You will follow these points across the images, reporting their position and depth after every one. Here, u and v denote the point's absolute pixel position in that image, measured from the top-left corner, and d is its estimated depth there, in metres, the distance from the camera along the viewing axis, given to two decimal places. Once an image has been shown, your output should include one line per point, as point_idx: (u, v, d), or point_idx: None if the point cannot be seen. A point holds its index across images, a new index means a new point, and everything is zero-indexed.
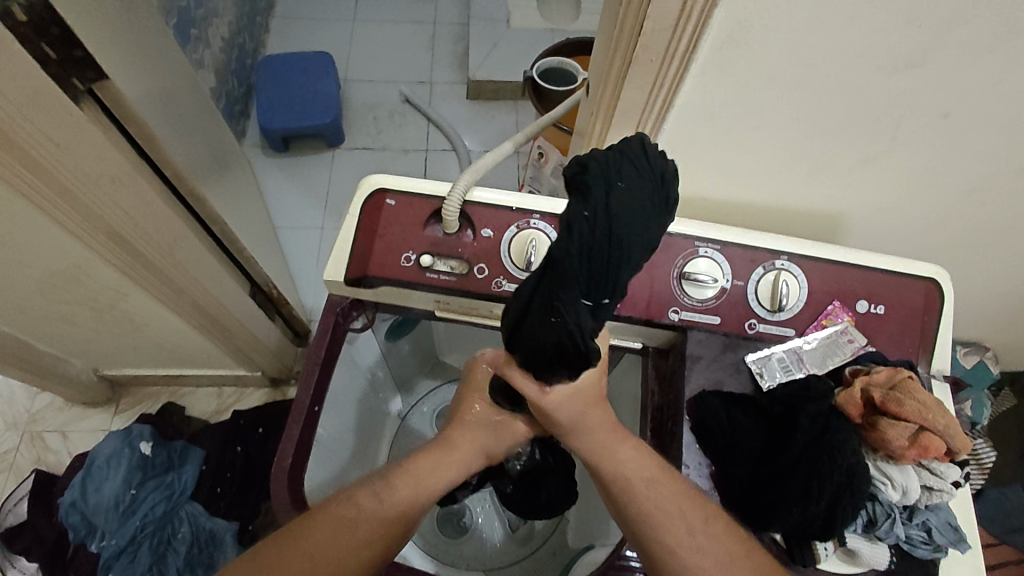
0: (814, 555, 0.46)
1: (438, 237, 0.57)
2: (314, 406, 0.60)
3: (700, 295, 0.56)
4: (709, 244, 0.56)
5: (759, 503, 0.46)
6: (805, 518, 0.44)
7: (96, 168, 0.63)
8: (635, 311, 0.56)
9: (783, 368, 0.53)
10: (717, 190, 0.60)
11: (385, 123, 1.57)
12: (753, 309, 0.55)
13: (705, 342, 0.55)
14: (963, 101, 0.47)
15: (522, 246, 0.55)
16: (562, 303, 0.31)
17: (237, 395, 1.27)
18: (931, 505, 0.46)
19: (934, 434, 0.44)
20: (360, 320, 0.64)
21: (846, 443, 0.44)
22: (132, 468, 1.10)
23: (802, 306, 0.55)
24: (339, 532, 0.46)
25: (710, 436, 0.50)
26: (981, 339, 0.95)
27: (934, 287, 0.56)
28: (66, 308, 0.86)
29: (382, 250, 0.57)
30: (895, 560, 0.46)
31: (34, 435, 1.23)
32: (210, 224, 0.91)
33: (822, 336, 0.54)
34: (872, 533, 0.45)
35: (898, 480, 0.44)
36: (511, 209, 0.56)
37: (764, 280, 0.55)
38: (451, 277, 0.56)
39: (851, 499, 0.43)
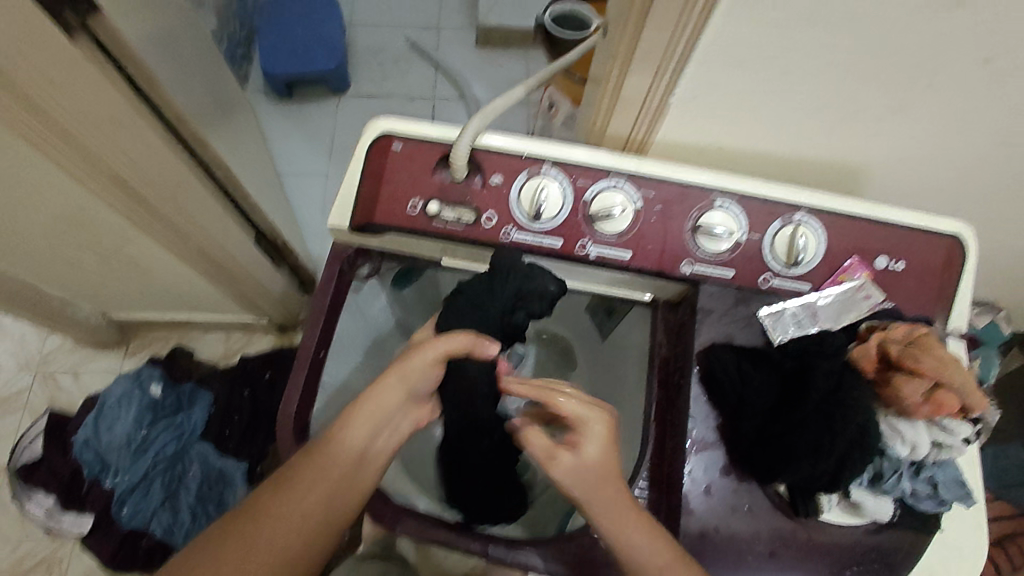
0: (817, 506, 0.47)
1: (446, 184, 0.55)
2: (320, 353, 0.61)
3: (714, 249, 0.54)
4: (726, 195, 0.54)
5: (768, 459, 0.46)
6: (813, 473, 0.44)
7: (94, 107, 0.60)
8: (647, 264, 0.54)
9: (795, 323, 0.52)
10: (738, 141, 0.57)
11: (391, 68, 1.51)
12: (768, 263, 0.54)
13: (718, 295, 0.54)
14: (1008, 47, 0.44)
15: (532, 194, 0.54)
16: (731, 367, 0.49)
17: (244, 339, 1.28)
18: (938, 462, 0.46)
19: (951, 391, 0.43)
20: (366, 268, 0.63)
21: (859, 401, 0.44)
22: (142, 409, 1.13)
23: (820, 261, 0.54)
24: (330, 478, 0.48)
25: (721, 388, 0.50)
26: (995, 301, 0.93)
27: (957, 243, 0.54)
28: (71, 252, 0.86)
29: (388, 197, 0.55)
30: (898, 513, 0.48)
31: (46, 376, 1.25)
32: (214, 168, 0.89)
33: (838, 291, 0.53)
34: (877, 488, 0.46)
35: (909, 435, 0.44)
36: (523, 156, 0.55)
37: (781, 233, 0.54)
38: (459, 225, 0.55)
39: (862, 454, 0.43)
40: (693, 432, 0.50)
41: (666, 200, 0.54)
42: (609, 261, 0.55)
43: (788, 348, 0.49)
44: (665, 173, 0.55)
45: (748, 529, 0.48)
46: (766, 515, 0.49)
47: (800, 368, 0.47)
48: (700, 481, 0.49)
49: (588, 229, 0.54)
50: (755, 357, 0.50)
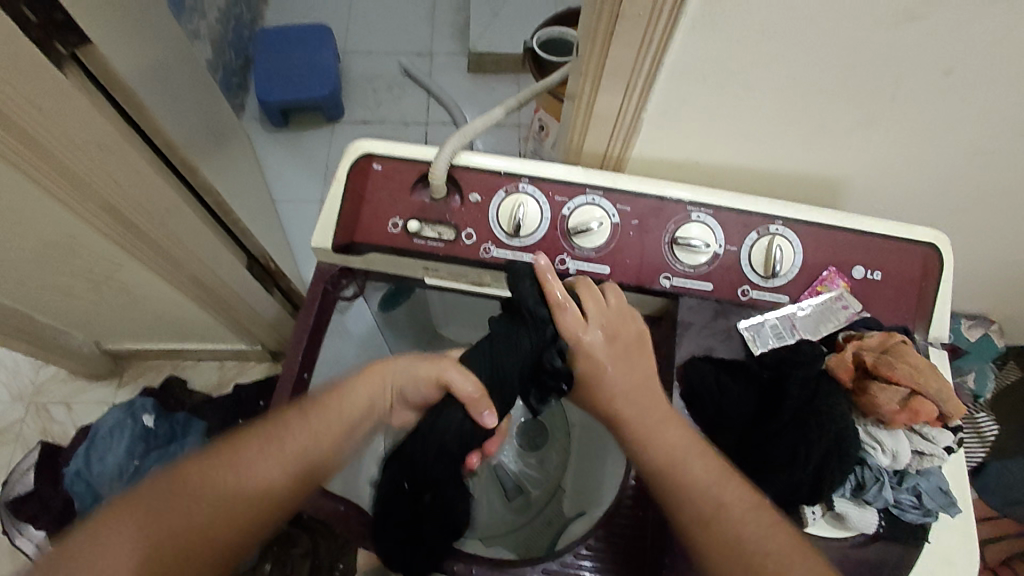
0: (801, 518, 0.46)
1: (426, 203, 0.56)
2: (304, 373, 0.61)
3: (691, 262, 0.54)
4: (701, 209, 0.55)
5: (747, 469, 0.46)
6: (792, 483, 0.44)
7: (82, 134, 0.61)
8: (625, 278, 0.55)
9: (775, 335, 0.52)
10: (713, 155, 0.58)
11: (385, 96, 1.54)
12: (746, 274, 0.54)
13: (697, 308, 0.54)
14: (966, 56, 0.45)
15: (510, 210, 0.55)
16: (705, 379, 0.49)
17: (239, 368, 1.29)
18: (921, 470, 0.45)
19: (926, 398, 0.43)
20: (351, 288, 0.64)
21: (833, 409, 0.43)
22: (135, 438, 1.12)
23: (797, 272, 0.54)
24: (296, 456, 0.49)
25: (699, 400, 0.49)
26: (986, 312, 0.93)
27: (934, 252, 0.55)
28: (62, 280, 0.87)
29: (368, 217, 0.56)
30: (883, 524, 0.46)
31: (39, 407, 1.24)
32: (205, 195, 0.91)
33: (816, 302, 0.53)
34: (860, 498, 0.45)
35: (888, 445, 0.44)
36: (500, 174, 0.56)
37: (757, 245, 0.54)
38: (438, 243, 0.55)
39: (840, 464, 0.43)
40: None
41: (642, 214, 0.55)
42: (588, 276, 0.55)
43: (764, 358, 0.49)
44: (641, 188, 0.55)
45: None
46: None
47: (772, 375, 0.48)
48: None
49: (566, 245, 0.55)
50: (731, 368, 0.50)
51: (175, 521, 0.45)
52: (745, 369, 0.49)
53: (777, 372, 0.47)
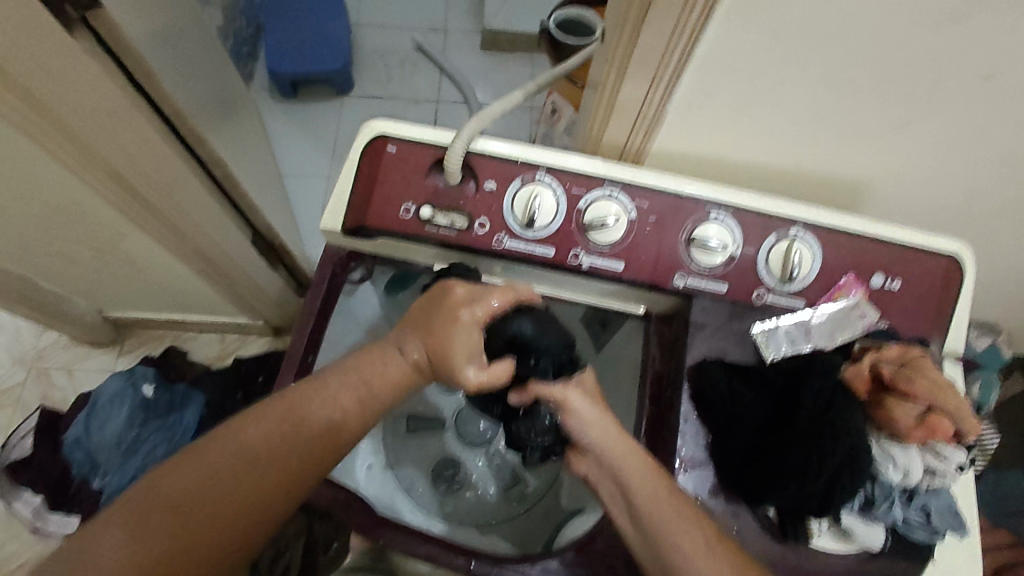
0: (806, 530, 0.46)
1: (439, 188, 0.54)
2: (308, 356, 0.61)
3: (708, 262, 0.53)
4: (722, 208, 0.54)
5: (755, 478, 0.46)
6: (802, 495, 0.44)
7: (89, 100, 0.60)
8: (640, 275, 0.54)
9: (789, 342, 0.51)
10: (735, 152, 0.57)
11: (397, 72, 1.52)
12: (762, 277, 0.53)
13: (711, 309, 0.53)
14: (1007, 63, 0.43)
15: (526, 201, 0.53)
16: (719, 386, 0.49)
17: (240, 341, 1.28)
18: (931, 489, 0.45)
19: (944, 415, 0.42)
20: (358, 272, 0.63)
21: (849, 422, 0.43)
22: (136, 408, 1.13)
23: (815, 277, 0.53)
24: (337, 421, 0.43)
25: (710, 406, 0.49)
26: (996, 321, 0.92)
27: (956, 263, 0.54)
28: (66, 246, 0.86)
29: (380, 200, 0.55)
30: (889, 543, 0.46)
31: (39, 372, 1.24)
32: (212, 165, 0.89)
33: (833, 309, 0.52)
34: (868, 513, 0.45)
35: (901, 461, 0.43)
36: (517, 162, 0.54)
37: (776, 248, 0.53)
38: (451, 231, 0.54)
39: (851, 477, 0.42)
40: (682, 451, 0.49)
41: (661, 210, 0.54)
42: (602, 271, 0.54)
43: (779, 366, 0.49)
44: (661, 184, 0.54)
45: None
46: (753, 538, 0.47)
47: (787, 385, 0.47)
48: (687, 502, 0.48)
49: (580, 238, 0.54)
50: (744, 375, 0.49)
51: (196, 488, 0.39)
52: (762, 378, 0.49)
53: (794, 381, 0.47)
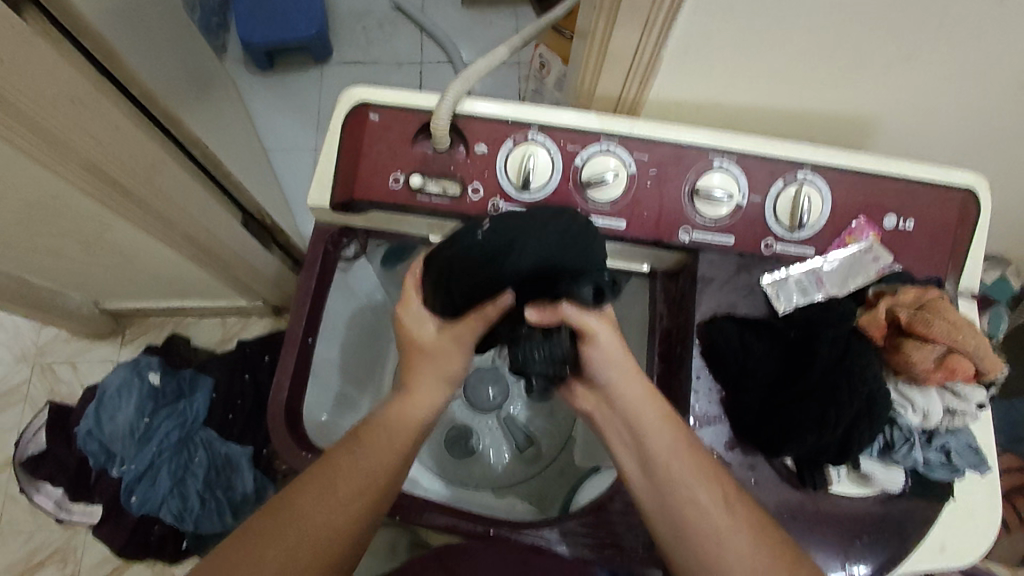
0: (826, 478, 0.45)
1: (428, 155, 0.52)
2: (308, 337, 0.59)
3: (712, 213, 0.51)
4: (724, 155, 0.51)
5: (770, 430, 0.45)
6: (819, 445, 0.43)
7: (51, 88, 0.57)
8: (643, 232, 0.52)
9: (800, 291, 0.50)
10: (735, 96, 0.54)
11: (376, 34, 1.45)
12: (770, 226, 0.51)
13: (717, 263, 0.51)
14: None
15: (520, 162, 0.51)
16: (731, 339, 0.47)
17: (241, 324, 1.26)
18: (951, 429, 0.44)
19: (963, 355, 0.41)
20: (351, 247, 0.61)
21: (866, 370, 0.42)
22: (144, 398, 1.12)
23: (825, 222, 0.51)
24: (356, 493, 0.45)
25: (722, 361, 0.48)
26: (1005, 252, 0.90)
27: (971, 197, 0.52)
28: (51, 241, 0.83)
29: (366, 171, 0.52)
30: (909, 482, 0.46)
31: (44, 368, 1.24)
32: (190, 147, 0.86)
33: (844, 255, 0.50)
34: (888, 458, 0.44)
35: (919, 404, 0.42)
36: (507, 122, 0.52)
37: (784, 194, 0.51)
38: (444, 199, 0.52)
39: (869, 424, 0.41)
40: (696, 406, 0.49)
41: (660, 162, 0.51)
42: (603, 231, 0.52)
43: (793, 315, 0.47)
44: (660, 134, 0.51)
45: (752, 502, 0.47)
46: (773, 487, 0.47)
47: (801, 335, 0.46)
48: None
49: (579, 198, 0.51)
50: (756, 328, 0.48)
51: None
52: (776, 329, 0.47)
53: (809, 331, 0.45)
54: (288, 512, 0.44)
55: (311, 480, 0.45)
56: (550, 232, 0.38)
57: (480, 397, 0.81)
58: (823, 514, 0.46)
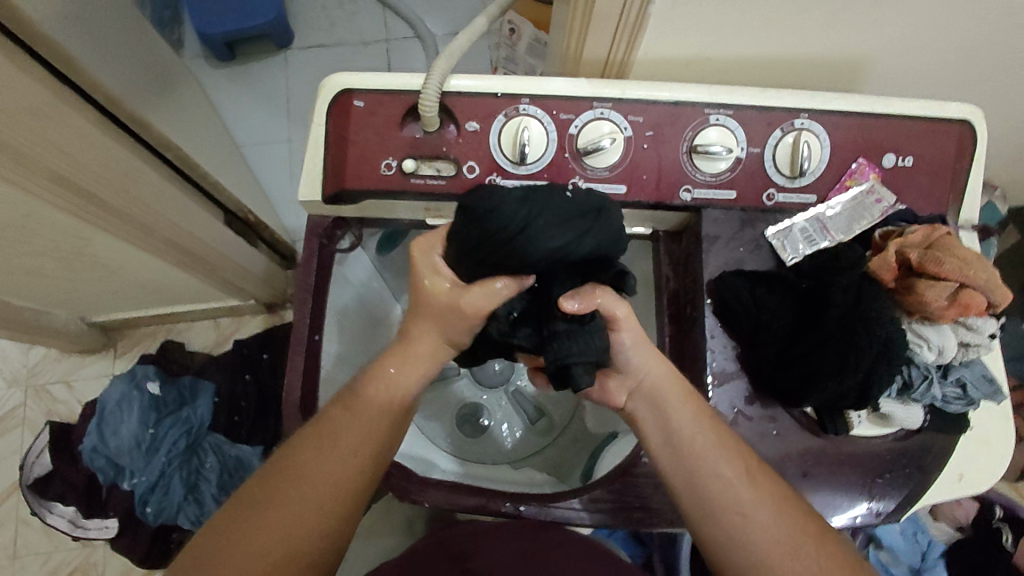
0: (846, 423, 0.46)
1: (418, 137, 0.50)
2: (315, 335, 0.58)
3: (713, 170, 0.50)
4: (720, 109, 0.50)
5: (790, 381, 0.45)
6: (840, 391, 0.43)
7: (12, 102, 0.54)
8: (645, 195, 0.51)
9: (805, 238, 0.50)
10: (725, 49, 0.53)
11: (337, 13, 1.40)
12: (771, 176, 0.51)
13: (722, 220, 0.51)
14: None
15: (513, 135, 0.50)
16: (743, 293, 0.47)
17: (235, 324, 1.25)
18: (964, 362, 0.45)
19: (975, 290, 0.42)
20: (347, 238, 0.59)
21: (882, 313, 0.42)
22: (145, 409, 1.10)
23: (825, 168, 0.51)
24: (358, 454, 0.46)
25: (735, 317, 0.48)
26: (990, 180, 0.91)
27: (967, 129, 0.51)
28: (29, 261, 0.81)
29: (356, 160, 0.50)
30: (928, 418, 0.47)
31: (38, 389, 1.21)
32: (162, 150, 0.83)
33: (846, 198, 0.50)
34: (907, 397, 0.45)
35: (934, 341, 0.43)
36: (495, 96, 0.50)
37: (782, 143, 0.50)
38: (439, 181, 0.51)
39: (888, 366, 0.42)
40: (714, 364, 0.49)
41: (656, 123, 0.50)
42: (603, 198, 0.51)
43: (802, 265, 0.48)
44: (653, 94, 0.50)
45: (777, 452, 0.48)
46: (794, 436, 0.48)
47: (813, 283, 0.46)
48: (726, 413, 0.48)
49: (577, 167, 0.50)
50: (765, 280, 0.48)
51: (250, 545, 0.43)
52: (786, 280, 0.47)
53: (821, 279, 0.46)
54: (290, 467, 0.45)
55: (309, 440, 0.46)
56: (614, 228, 0.37)
57: (487, 373, 0.83)
58: (846, 455, 0.48)
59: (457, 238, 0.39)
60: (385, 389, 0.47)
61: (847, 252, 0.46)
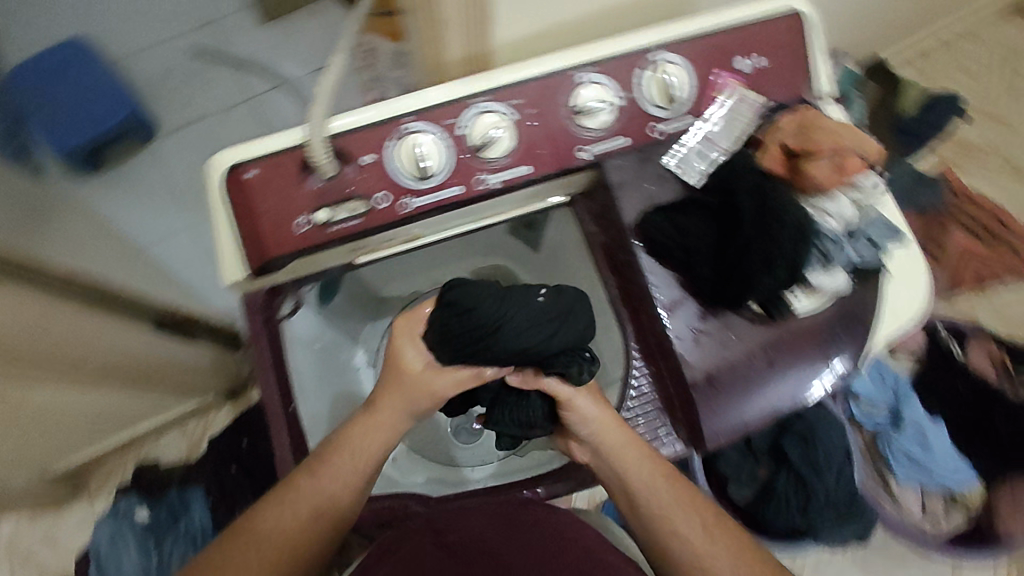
0: (790, 306, 0.50)
1: (320, 186, 0.51)
2: (290, 407, 0.58)
3: (599, 123, 0.53)
4: (586, 68, 0.53)
5: (731, 288, 0.49)
6: (776, 281, 0.48)
7: None
8: (549, 167, 0.54)
9: (700, 157, 0.54)
10: (570, 13, 0.55)
11: (192, 89, 1.36)
12: (651, 113, 0.54)
13: (623, 166, 0.54)
14: None
15: (409, 154, 0.51)
16: (665, 226, 0.51)
17: (203, 424, 1.20)
18: (866, 217, 0.51)
19: (849, 153, 0.48)
20: (288, 303, 0.59)
21: (783, 201, 0.47)
22: (142, 536, 1.07)
23: (693, 89, 0.55)
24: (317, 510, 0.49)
25: (664, 249, 0.51)
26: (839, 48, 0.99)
27: (797, 17, 0.56)
28: None
29: (269, 228, 0.51)
30: (852, 275, 0.51)
31: (19, 562, 1.14)
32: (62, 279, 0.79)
33: (720, 110, 0.54)
34: (827, 265, 0.49)
35: (832, 210, 0.49)
36: (379, 123, 0.51)
37: (650, 80, 0.54)
38: (356, 220, 0.51)
39: (805, 244, 0.47)
40: (661, 297, 0.52)
41: (534, 99, 0.53)
42: (513, 183, 0.53)
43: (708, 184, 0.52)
44: (522, 75, 0.53)
45: (742, 353, 0.52)
46: (751, 334, 0.52)
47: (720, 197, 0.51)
48: (687, 334, 0.52)
49: (478, 164, 0.52)
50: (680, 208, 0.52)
51: None
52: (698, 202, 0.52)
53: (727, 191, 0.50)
54: (248, 524, 0.48)
55: (270, 500, 0.49)
56: (580, 327, 0.48)
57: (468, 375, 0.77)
58: (799, 335, 0.52)
59: (436, 326, 0.48)
60: (351, 456, 0.51)
61: (740, 160, 0.51)
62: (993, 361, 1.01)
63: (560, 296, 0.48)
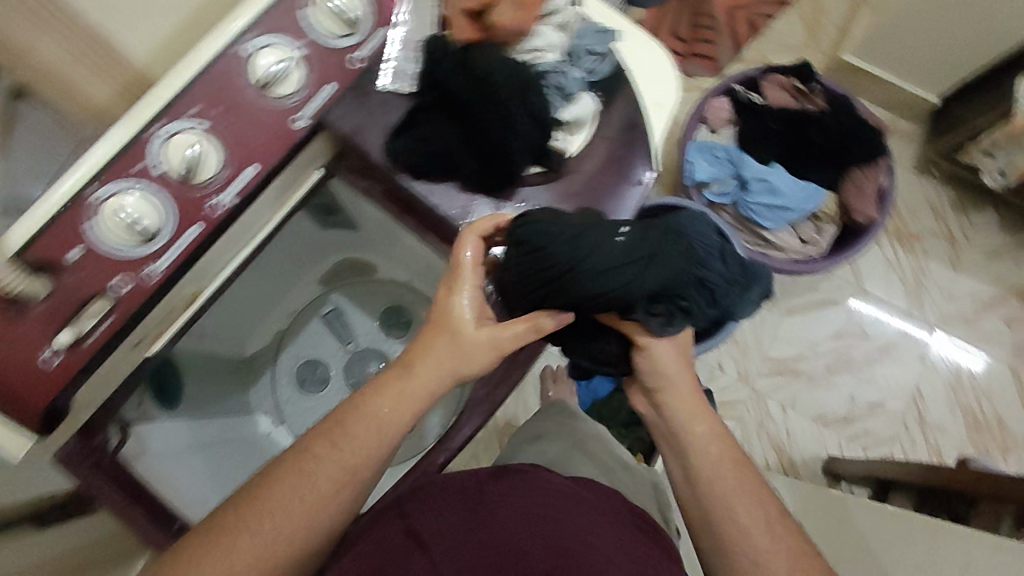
0: (560, 151, 0.50)
1: (47, 308, 0.44)
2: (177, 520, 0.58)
3: (294, 85, 0.48)
4: (248, 35, 0.47)
5: (497, 166, 0.48)
6: (527, 138, 0.47)
7: None
8: (273, 154, 0.48)
9: (407, 62, 0.52)
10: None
11: None
12: (340, 46, 0.49)
13: (345, 112, 0.50)
14: None
15: (118, 226, 0.44)
16: (412, 144, 0.49)
17: None
18: (576, 34, 0.50)
19: None
20: (116, 434, 0.56)
21: (488, 63, 0.46)
22: None
23: (366, 3, 0.50)
24: (320, 498, 0.47)
25: (424, 165, 0.49)
26: None
27: None
28: None
29: (19, 380, 0.44)
30: (597, 93, 0.52)
31: None
32: None
33: (405, 6, 0.52)
34: (569, 95, 0.48)
35: (541, 45, 0.48)
36: (62, 213, 0.43)
37: (318, 16, 0.48)
38: (110, 320, 0.46)
39: (530, 90, 0.46)
40: (451, 210, 0.51)
41: (214, 96, 0.46)
42: (247, 190, 0.48)
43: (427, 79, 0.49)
44: (183, 78, 0.45)
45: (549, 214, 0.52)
46: (548, 193, 0.52)
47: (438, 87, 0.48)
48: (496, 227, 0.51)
49: (199, 193, 0.47)
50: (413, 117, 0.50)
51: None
52: (427, 102, 0.49)
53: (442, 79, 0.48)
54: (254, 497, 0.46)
55: (275, 486, 0.47)
56: (671, 264, 0.45)
57: None
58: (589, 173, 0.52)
59: (514, 263, 0.49)
60: (354, 450, 0.48)
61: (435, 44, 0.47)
62: (788, 91, 1.05)
63: (647, 231, 0.46)
